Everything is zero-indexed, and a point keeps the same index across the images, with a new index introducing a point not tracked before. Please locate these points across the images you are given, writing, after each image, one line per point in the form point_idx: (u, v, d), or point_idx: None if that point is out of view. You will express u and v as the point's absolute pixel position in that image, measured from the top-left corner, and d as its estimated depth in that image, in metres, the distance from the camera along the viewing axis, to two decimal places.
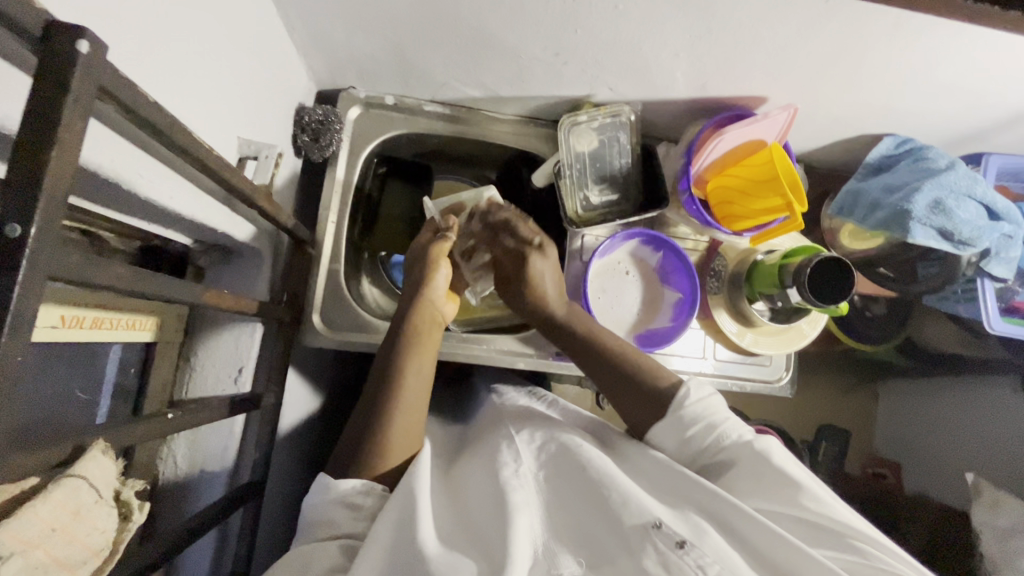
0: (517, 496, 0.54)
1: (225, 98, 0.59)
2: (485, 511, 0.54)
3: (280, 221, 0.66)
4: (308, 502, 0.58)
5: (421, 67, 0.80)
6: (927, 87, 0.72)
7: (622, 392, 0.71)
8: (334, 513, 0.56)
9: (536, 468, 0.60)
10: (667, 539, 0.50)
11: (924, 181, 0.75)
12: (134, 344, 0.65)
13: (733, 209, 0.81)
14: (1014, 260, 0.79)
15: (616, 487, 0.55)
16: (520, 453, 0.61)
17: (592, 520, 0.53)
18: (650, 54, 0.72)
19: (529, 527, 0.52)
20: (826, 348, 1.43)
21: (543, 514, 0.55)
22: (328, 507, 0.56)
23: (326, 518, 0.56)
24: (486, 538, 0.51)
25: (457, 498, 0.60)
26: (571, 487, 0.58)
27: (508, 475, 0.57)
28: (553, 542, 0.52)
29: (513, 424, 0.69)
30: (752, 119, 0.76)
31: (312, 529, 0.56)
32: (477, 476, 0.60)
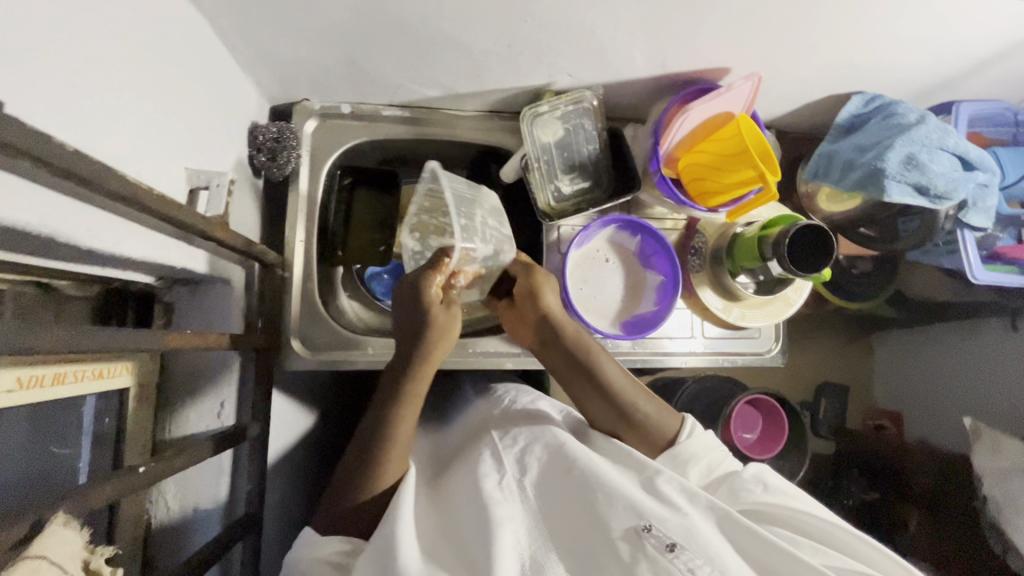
0: (501, 510, 0.53)
1: (166, 130, 0.56)
2: (470, 524, 0.54)
3: (242, 249, 0.64)
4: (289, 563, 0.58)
5: (374, 73, 0.77)
6: (890, 40, 0.70)
7: (615, 423, 0.70)
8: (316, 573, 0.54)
9: (519, 472, 0.59)
10: (657, 543, 0.50)
11: (895, 138, 0.73)
12: (106, 394, 0.63)
13: (706, 185, 0.79)
14: (992, 208, 0.78)
15: (602, 490, 0.54)
16: (503, 462, 0.60)
17: (581, 529, 0.53)
18: (604, 35, 0.69)
19: (514, 540, 0.52)
20: (818, 309, 1.43)
21: (529, 524, 0.54)
22: (311, 565, 0.55)
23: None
24: (472, 551, 0.51)
25: (440, 510, 0.59)
26: (557, 492, 0.57)
27: (491, 488, 0.56)
28: (541, 554, 0.51)
29: (499, 429, 0.67)
30: (716, 92, 0.74)
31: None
32: (461, 485, 0.60)
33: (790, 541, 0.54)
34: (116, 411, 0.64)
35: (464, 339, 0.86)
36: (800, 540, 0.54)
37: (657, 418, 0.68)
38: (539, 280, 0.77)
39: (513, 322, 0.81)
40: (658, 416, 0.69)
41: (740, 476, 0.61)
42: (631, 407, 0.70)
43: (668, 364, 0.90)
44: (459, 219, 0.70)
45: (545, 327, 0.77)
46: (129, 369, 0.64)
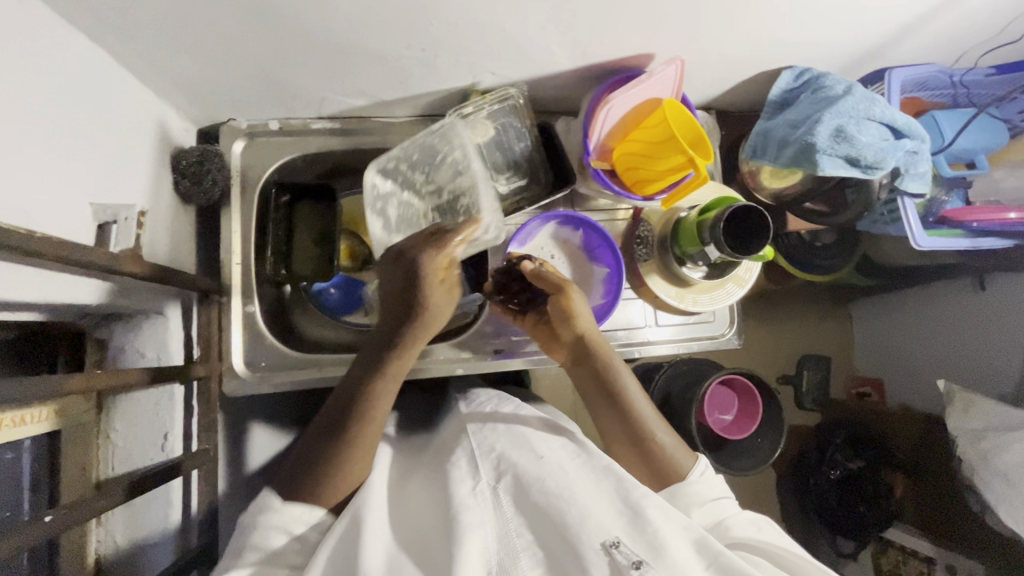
0: (471, 516, 0.52)
1: (65, 167, 0.55)
2: (438, 533, 0.53)
3: (162, 279, 0.63)
4: (244, 523, 0.58)
5: (293, 86, 0.76)
6: (805, 14, 0.69)
7: (629, 451, 0.70)
8: (273, 539, 0.54)
9: (494, 480, 0.58)
10: (625, 560, 0.49)
11: (823, 111, 0.73)
12: (36, 438, 0.62)
13: (640, 174, 0.78)
14: (926, 173, 0.78)
15: (574, 502, 0.52)
16: (479, 469, 0.59)
17: (548, 537, 0.51)
18: (516, 32, 0.68)
19: (482, 546, 0.50)
20: (787, 284, 1.43)
21: (500, 530, 0.53)
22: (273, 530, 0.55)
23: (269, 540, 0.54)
24: (438, 559, 0.50)
25: (410, 514, 0.58)
26: (525, 500, 0.55)
27: (464, 495, 0.55)
28: (508, 561, 0.50)
29: (475, 433, 0.66)
30: (636, 81, 0.74)
31: (246, 542, 0.55)
32: (435, 494, 0.59)
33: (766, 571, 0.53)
34: (49, 454, 0.63)
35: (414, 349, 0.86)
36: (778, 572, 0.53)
37: (673, 454, 0.68)
38: (574, 304, 0.74)
39: (545, 337, 0.80)
40: (675, 451, 0.68)
41: (737, 517, 0.62)
42: (649, 438, 0.69)
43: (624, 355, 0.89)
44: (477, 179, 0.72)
45: (580, 348, 0.75)
46: (59, 412, 0.63)
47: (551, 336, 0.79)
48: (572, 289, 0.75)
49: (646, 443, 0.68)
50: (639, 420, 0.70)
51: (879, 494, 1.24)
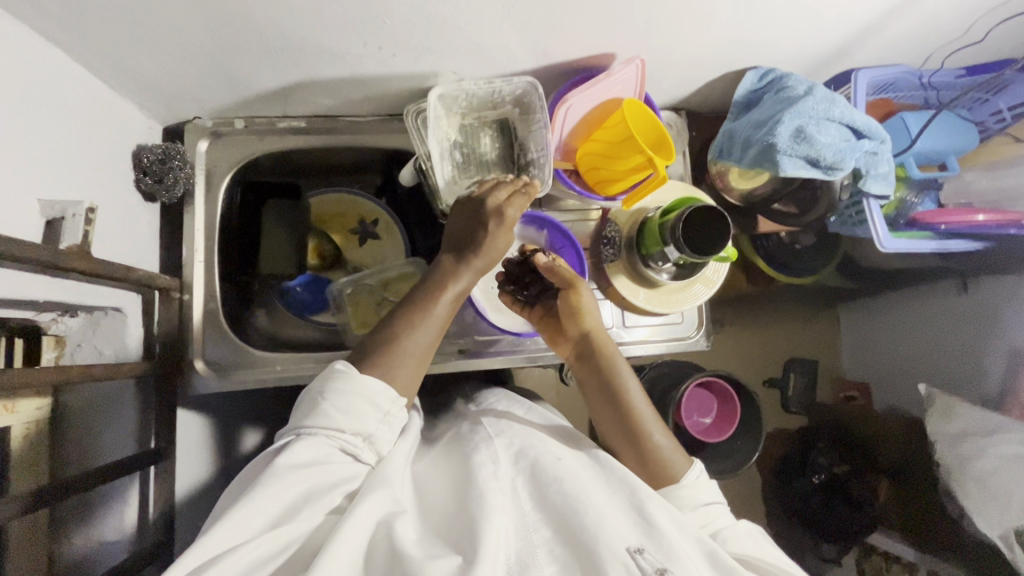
0: (495, 502, 0.54)
1: (11, 163, 0.55)
2: (458, 516, 0.54)
3: (113, 276, 0.63)
4: (313, 391, 0.56)
5: (256, 84, 0.76)
6: (763, 14, 0.69)
7: (626, 449, 0.71)
8: (356, 407, 0.55)
9: (516, 476, 0.60)
10: (647, 565, 0.50)
11: (783, 112, 0.72)
12: None
13: (601, 173, 0.79)
14: (889, 174, 0.77)
15: (595, 506, 0.54)
16: (500, 461, 0.62)
17: (568, 532, 0.53)
18: (472, 30, 0.68)
19: (504, 534, 0.52)
20: (770, 286, 1.41)
21: (519, 522, 0.54)
22: (350, 398, 0.55)
23: (347, 409, 0.54)
24: (462, 541, 0.51)
25: (424, 502, 0.59)
26: (543, 501, 0.57)
27: (486, 481, 0.57)
28: (526, 554, 0.51)
29: (494, 430, 0.69)
30: (594, 80, 0.74)
31: (322, 407, 0.54)
32: (451, 484, 0.61)
33: None
34: None
35: None
36: None
37: (667, 458, 0.68)
38: (583, 301, 0.77)
39: (549, 332, 0.82)
40: (672, 453, 0.69)
41: (734, 528, 0.63)
42: (647, 437, 0.70)
43: None
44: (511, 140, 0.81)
45: (585, 344, 0.78)
46: (22, 402, 0.62)
47: (554, 332, 0.81)
48: (582, 284, 0.78)
49: (642, 441, 0.70)
50: (638, 419, 0.71)
51: (863, 498, 1.26)
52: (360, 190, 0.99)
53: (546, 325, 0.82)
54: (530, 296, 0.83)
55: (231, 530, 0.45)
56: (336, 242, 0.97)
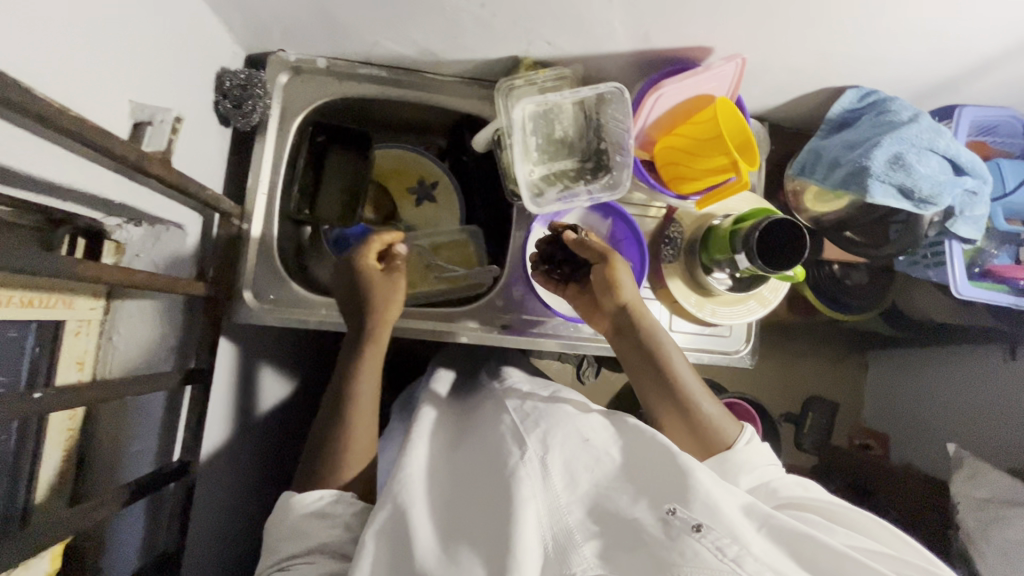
0: (524, 488, 0.54)
1: (111, 59, 0.55)
2: (494, 502, 0.55)
3: (188, 191, 0.63)
4: (270, 527, 0.61)
5: (348, 24, 0.75)
6: (883, 30, 0.66)
7: (674, 418, 0.69)
8: (301, 526, 0.58)
9: (543, 452, 0.58)
10: (681, 523, 0.49)
11: (883, 135, 0.70)
12: (41, 324, 0.61)
13: (679, 170, 0.76)
14: (981, 218, 0.74)
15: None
16: (524, 442, 0.60)
17: (603, 522, 0.52)
18: (581, 1, 0.66)
19: (536, 519, 0.52)
20: (809, 319, 1.37)
21: (552, 503, 0.54)
22: (297, 520, 0.59)
23: (296, 531, 0.58)
24: (489, 535, 0.52)
25: (463, 486, 0.61)
26: (575, 476, 0.56)
27: (514, 466, 0.56)
28: (563, 538, 0.51)
29: (516, 411, 0.67)
30: (690, 73, 0.71)
31: (273, 544, 0.59)
32: (484, 466, 0.61)
33: (823, 531, 0.54)
34: (50, 341, 0.62)
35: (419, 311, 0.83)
36: (832, 527, 0.55)
37: (717, 423, 0.67)
38: (618, 275, 0.72)
39: (586, 308, 0.78)
40: (720, 419, 0.68)
41: (783, 482, 0.64)
42: (695, 405, 0.68)
43: None
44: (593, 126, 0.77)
45: (622, 318, 0.74)
46: (68, 303, 0.63)
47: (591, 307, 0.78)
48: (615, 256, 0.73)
49: (689, 413, 0.68)
50: (685, 388, 0.69)
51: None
52: (426, 150, 0.98)
53: (583, 301, 0.78)
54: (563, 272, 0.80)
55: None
56: (392, 197, 0.97)
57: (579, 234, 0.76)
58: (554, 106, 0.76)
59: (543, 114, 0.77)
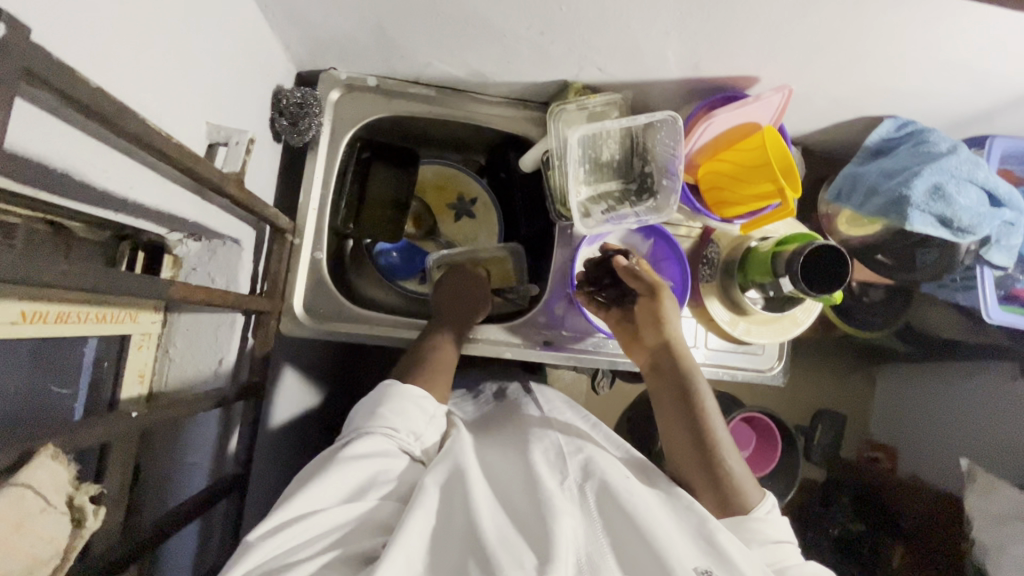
0: (562, 505, 0.53)
1: (192, 82, 0.56)
2: (528, 512, 0.53)
3: (256, 209, 0.64)
4: (365, 405, 0.63)
5: (403, 47, 0.76)
6: (927, 66, 0.69)
7: (695, 471, 0.66)
8: (407, 410, 0.62)
9: (582, 480, 0.58)
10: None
11: (924, 166, 0.72)
12: (107, 339, 0.61)
13: (724, 194, 0.79)
14: (1015, 247, 0.77)
15: (662, 525, 0.52)
16: (567, 465, 0.59)
17: (637, 554, 0.51)
18: (640, 32, 0.68)
19: (572, 535, 0.50)
20: (824, 335, 1.39)
21: (586, 527, 0.53)
22: (404, 403, 0.62)
23: (402, 412, 0.61)
24: (529, 535, 0.50)
25: (500, 485, 0.58)
26: (613, 510, 0.54)
27: (554, 486, 0.55)
28: (595, 557, 0.50)
29: (563, 433, 0.66)
30: (742, 102, 0.74)
31: (378, 411, 0.61)
32: (514, 475, 0.59)
33: None
34: (115, 357, 0.63)
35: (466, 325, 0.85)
36: None
37: (742, 487, 0.64)
38: (665, 311, 0.76)
39: (627, 340, 0.80)
40: (745, 483, 0.64)
41: (799, 568, 0.59)
42: (721, 462, 0.65)
43: None
44: (641, 149, 0.80)
45: (662, 354, 0.76)
46: (134, 317, 0.63)
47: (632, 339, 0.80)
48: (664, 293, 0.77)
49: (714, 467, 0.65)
50: (714, 440, 0.67)
51: (873, 560, 1.24)
52: (465, 167, 1.01)
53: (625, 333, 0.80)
54: (607, 298, 0.83)
55: (310, 502, 0.50)
56: (433, 212, 0.98)
57: (632, 262, 0.80)
58: (603, 132, 0.78)
59: (593, 138, 0.78)
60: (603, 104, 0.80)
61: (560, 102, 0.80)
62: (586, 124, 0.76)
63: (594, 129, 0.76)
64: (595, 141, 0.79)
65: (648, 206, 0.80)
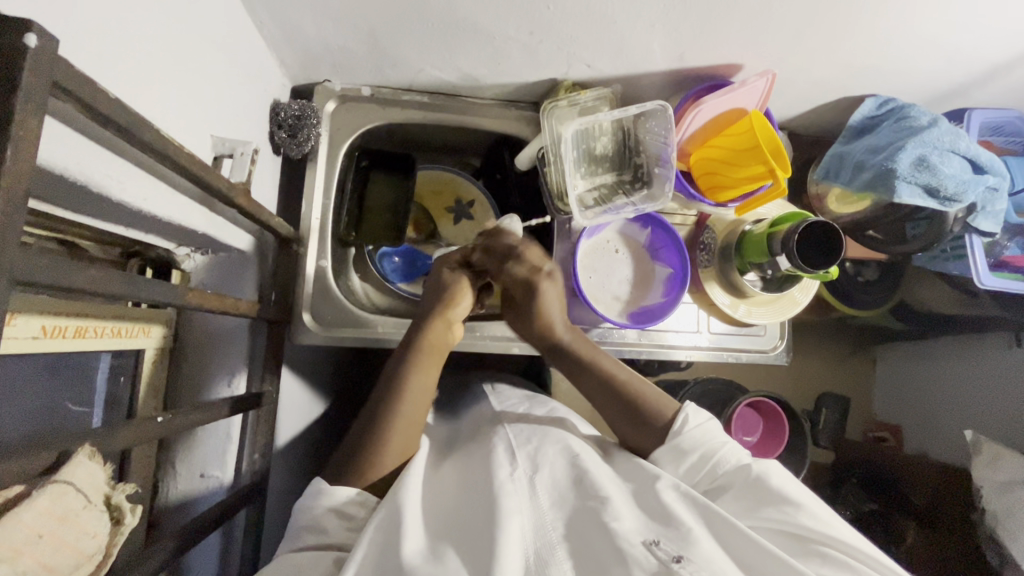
0: (510, 502, 0.51)
1: (194, 95, 0.57)
2: (476, 512, 0.52)
3: (261, 218, 0.65)
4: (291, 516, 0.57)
5: (396, 54, 0.78)
6: (905, 44, 0.72)
7: (621, 421, 0.69)
8: (324, 521, 0.55)
9: (531, 470, 0.57)
10: (664, 554, 0.48)
11: (908, 140, 0.75)
12: (121, 354, 0.61)
13: (717, 179, 0.82)
14: (1001, 213, 0.80)
15: (611, 504, 0.52)
16: (516, 458, 0.58)
17: (587, 534, 0.50)
18: (626, 27, 0.71)
19: (520, 532, 0.49)
20: (822, 316, 1.39)
21: (536, 519, 0.51)
22: (320, 513, 0.55)
23: (316, 523, 0.54)
24: (471, 543, 0.49)
25: (452, 497, 0.57)
26: (567, 494, 0.54)
27: (502, 480, 0.55)
28: (545, 550, 0.49)
29: (514, 428, 0.66)
30: (729, 88, 0.77)
31: (296, 531, 0.55)
32: (470, 476, 0.58)
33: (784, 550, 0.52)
34: (132, 372, 0.63)
35: (472, 322, 0.87)
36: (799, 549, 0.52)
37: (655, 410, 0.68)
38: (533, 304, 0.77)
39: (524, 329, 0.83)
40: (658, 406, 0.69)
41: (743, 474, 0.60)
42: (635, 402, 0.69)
43: (673, 357, 0.90)
44: (633, 140, 0.82)
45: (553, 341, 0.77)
46: (146, 332, 0.63)
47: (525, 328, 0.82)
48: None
49: (630, 407, 0.69)
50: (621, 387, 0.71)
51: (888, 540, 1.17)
52: (461, 170, 1.03)
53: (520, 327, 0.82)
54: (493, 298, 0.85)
55: None
56: (432, 216, 1.00)
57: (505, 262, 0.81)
58: (597, 124, 0.79)
59: (586, 130, 0.80)
60: (594, 101, 0.83)
61: (552, 98, 0.82)
62: (580, 116, 0.78)
63: (588, 122, 0.78)
64: (587, 134, 0.80)
65: (639, 197, 0.82)
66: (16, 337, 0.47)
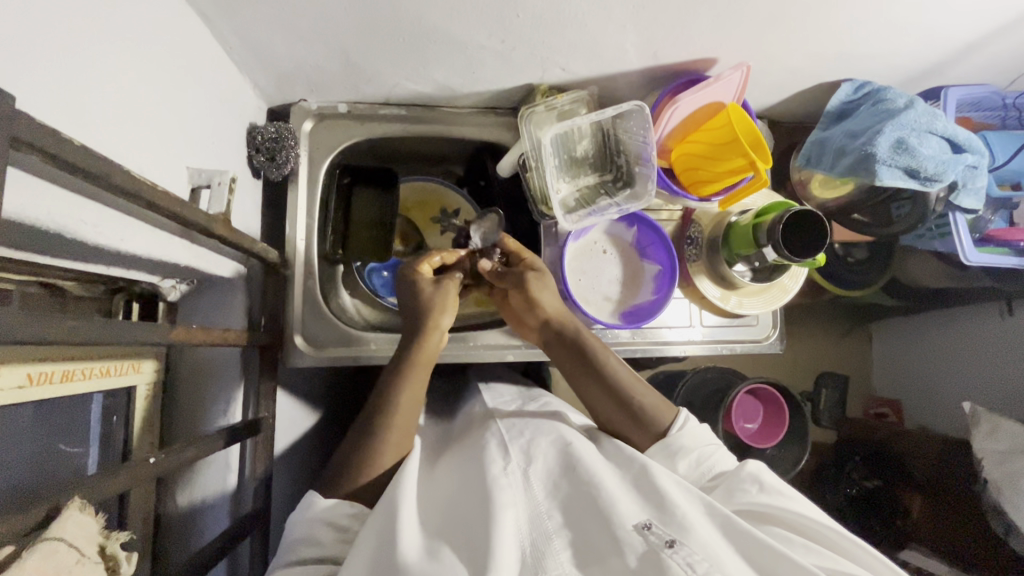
0: (504, 495, 0.52)
1: (166, 129, 0.57)
2: (471, 510, 0.52)
3: (244, 245, 0.64)
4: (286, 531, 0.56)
5: (369, 70, 0.77)
6: (875, 28, 0.72)
7: (615, 415, 0.69)
8: (317, 533, 0.54)
9: (525, 463, 0.57)
10: (656, 539, 0.48)
11: (885, 123, 0.75)
12: (113, 393, 0.61)
13: (699, 174, 0.82)
14: (982, 189, 0.81)
15: (605, 488, 0.52)
16: (509, 451, 0.59)
17: (586, 523, 0.50)
18: (597, 29, 0.71)
19: (515, 525, 0.50)
20: (815, 298, 1.39)
21: (530, 510, 0.52)
22: (313, 524, 0.55)
23: (310, 535, 0.54)
24: (466, 542, 0.49)
25: (448, 495, 0.57)
26: (561, 486, 0.54)
27: (496, 474, 0.55)
28: (541, 542, 0.49)
29: (504, 421, 0.66)
30: (704, 83, 0.76)
31: (290, 542, 0.54)
32: (462, 473, 0.59)
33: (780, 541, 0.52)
34: (125, 410, 0.63)
35: (464, 332, 0.87)
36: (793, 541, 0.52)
37: (652, 410, 0.68)
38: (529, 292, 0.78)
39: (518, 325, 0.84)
40: (652, 404, 0.68)
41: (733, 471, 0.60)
42: (629, 397, 0.69)
43: (668, 352, 0.90)
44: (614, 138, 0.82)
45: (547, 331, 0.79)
46: (137, 368, 0.63)
47: (521, 323, 0.83)
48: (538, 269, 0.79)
49: (627, 403, 0.69)
50: (617, 380, 0.71)
51: (893, 514, 1.18)
52: (445, 180, 1.03)
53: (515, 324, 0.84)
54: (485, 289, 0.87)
55: None
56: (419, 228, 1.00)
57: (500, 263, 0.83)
58: (575, 127, 0.79)
59: (564, 134, 0.80)
60: (571, 103, 0.83)
61: (528, 104, 0.82)
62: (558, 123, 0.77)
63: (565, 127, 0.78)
64: (566, 137, 0.80)
65: (620, 197, 0.83)
66: (2, 388, 0.46)
